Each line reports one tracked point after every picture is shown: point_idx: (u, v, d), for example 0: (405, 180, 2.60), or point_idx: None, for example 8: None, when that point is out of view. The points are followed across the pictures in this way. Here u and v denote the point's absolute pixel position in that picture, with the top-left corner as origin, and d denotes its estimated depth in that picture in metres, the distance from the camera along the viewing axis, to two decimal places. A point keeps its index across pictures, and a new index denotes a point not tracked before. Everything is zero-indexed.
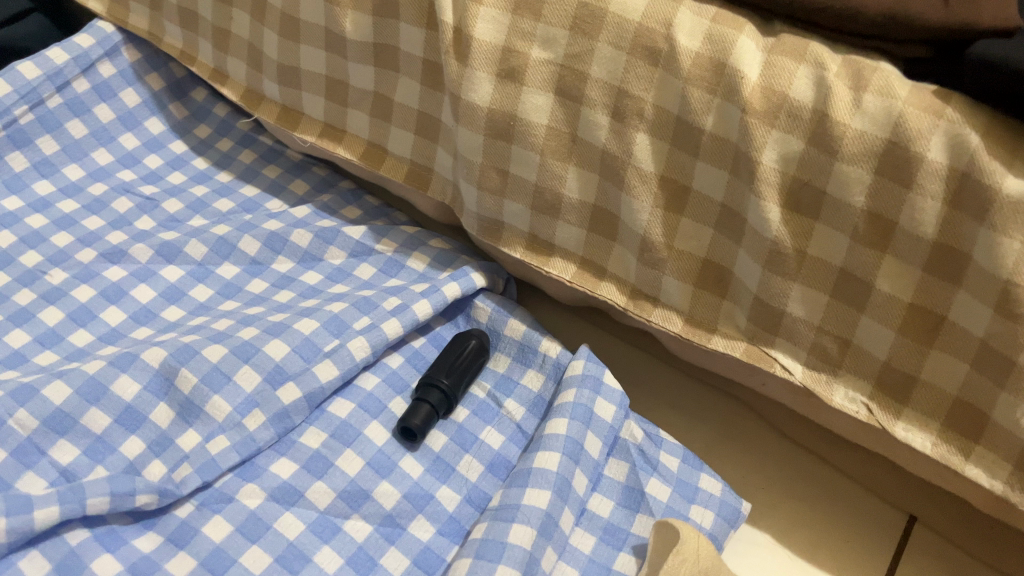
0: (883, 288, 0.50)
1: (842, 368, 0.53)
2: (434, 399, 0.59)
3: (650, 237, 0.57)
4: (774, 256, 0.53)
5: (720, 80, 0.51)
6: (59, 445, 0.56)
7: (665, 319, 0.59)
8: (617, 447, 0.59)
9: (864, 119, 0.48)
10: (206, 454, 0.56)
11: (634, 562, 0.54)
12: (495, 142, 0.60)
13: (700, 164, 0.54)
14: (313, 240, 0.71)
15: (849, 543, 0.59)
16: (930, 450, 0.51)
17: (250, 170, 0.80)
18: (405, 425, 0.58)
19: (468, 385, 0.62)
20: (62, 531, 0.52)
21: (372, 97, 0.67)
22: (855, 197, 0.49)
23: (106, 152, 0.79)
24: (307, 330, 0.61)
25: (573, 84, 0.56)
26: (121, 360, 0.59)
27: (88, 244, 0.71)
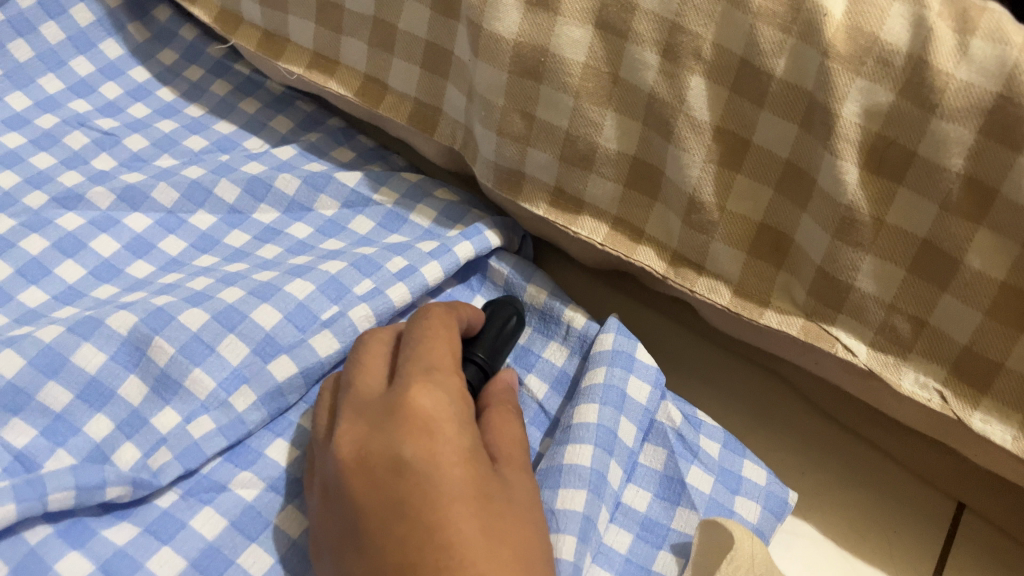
0: (973, 265, 0.43)
1: (912, 351, 0.47)
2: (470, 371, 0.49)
3: (700, 197, 0.50)
4: (847, 224, 0.46)
5: (797, 17, 0.44)
6: (11, 425, 0.48)
7: (711, 289, 0.52)
8: (652, 431, 0.53)
9: (970, 68, 0.40)
10: (187, 437, 0.49)
11: (676, 563, 0.49)
12: (522, 81, 0.52)
13: (764, 114, 0.47)
14: (301, 187, 0.63)
15: (895, 535, 0.54)
16: (1011, 445, 0.45)
17: (225, 103, 0.70)
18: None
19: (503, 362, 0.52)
20: (21, 530, 0.44)
21: (371, 23, 0.59)
22: (952, 159, 0.42)
23: (55, 78, 0.69)
24: (301, 294, 0.54)
25: (619, 16, 0.48)
26: (81, 327, 0.51)
27: (38, 185, 0.61)
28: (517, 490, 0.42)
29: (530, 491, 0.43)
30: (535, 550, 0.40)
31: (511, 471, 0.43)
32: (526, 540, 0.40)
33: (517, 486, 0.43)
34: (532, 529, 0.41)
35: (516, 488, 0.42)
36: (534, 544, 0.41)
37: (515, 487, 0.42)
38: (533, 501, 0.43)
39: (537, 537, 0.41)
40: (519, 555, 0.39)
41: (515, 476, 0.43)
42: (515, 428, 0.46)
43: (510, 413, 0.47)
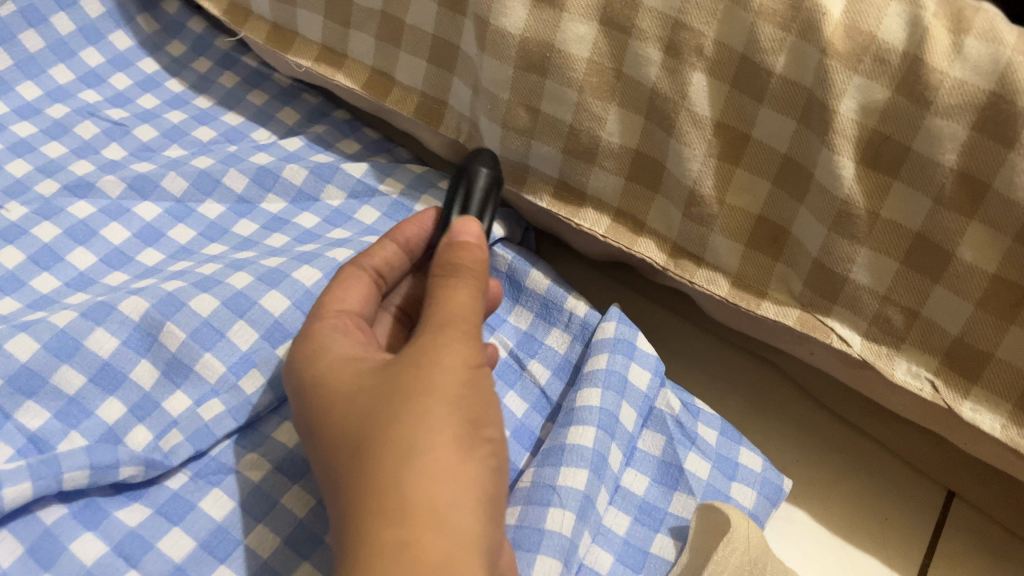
0: (964, 257, 0.44)
1: (905, 341, 0.48)
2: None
3: (700, 190, 0.51)
4: (842, 217, 0.47)
5: (797, 15, 0.45)
6: (25, 408, 0.49)
7: (710, 281, 0.54)
8: (651, 417, 0.54)
9: (964, 67, 0.42)
10: (198, 419, 0.50)
11: (673, 545, 0.50)
12: (527, 75, 0.53)
13: (764, 110, 0.48)
14: (308, 177, 0.64)
15: (887, 522, 0.56)
16: (999, 433, 0.46)
17: (233, 95, 0.72)
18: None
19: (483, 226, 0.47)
20: (36, 509, 0.46)
21: (379, 17, 0.60)
22: (945, 155, 0.43)
23: (65, 68, 0.70)
24: (309, 281, 0.55)
25: (623, 13, 0.50)
26: (94, 312, 0.51)
27: (49, 174, 0.62)
28: (420, 389, 0.36)
29: (447, 383, 0.36)
30: (416, 467, 0.34)
31: (419, 359, 0.37)
32: (404, 458, 0.34)
33: (422, 380, 0.36)
34: (425, 435, 0.35)
35: (418, 384, 0.36)
36: (420, 460, 0.34)
37: (415, 386, 0.36)
38: (443, 405, 0.36)
39: (430, 445, 0.35)
40: (390, 486, 0.34)
41: (422, 364, 0.37)
42: (460, 295, 0.39)
43: (447, 281, 0.40)
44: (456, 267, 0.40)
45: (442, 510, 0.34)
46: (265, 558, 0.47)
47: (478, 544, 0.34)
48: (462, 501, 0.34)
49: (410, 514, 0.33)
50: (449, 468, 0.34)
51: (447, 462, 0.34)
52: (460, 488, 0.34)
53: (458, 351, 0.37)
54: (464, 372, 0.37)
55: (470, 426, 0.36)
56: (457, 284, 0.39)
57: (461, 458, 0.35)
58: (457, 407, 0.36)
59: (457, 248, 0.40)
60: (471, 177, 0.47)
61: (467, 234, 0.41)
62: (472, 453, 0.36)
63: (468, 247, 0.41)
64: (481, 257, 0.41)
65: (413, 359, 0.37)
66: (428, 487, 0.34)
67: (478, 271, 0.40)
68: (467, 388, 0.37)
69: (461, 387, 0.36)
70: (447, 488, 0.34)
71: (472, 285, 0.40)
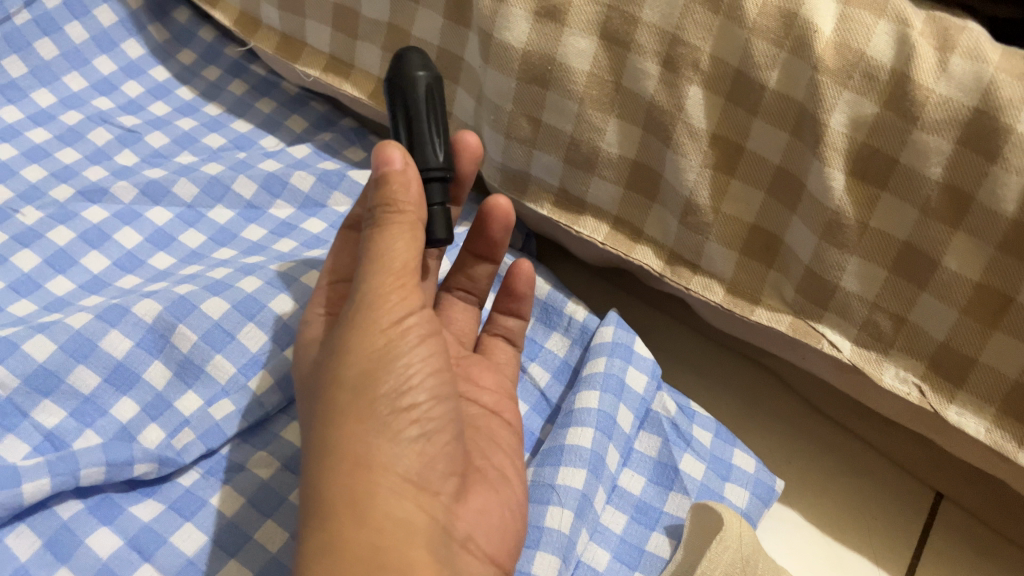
0: (950, 266, 0.46)
1: (893, 347, 0.50)
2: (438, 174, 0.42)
3: (696, 200, 0.53)
4: (833, 226, 0.48)
5: (790, 32, 0.47)
6: (42, 407, 0.50)
7: (706, 287, 0.55)
8: (648, 419, 0.56)
9: (949, 84, 0.43)
10: (209, 419, 0.52)
11: (668, 543, 0.52)
12: (530, 87, 0.55)
13: (758, 122, 0.50)
14: (316, 184, 0.66)
15: (877, 521, 0.57)
16: (983, 436, 0.48)
17: (242, 103, 0.74)
18: (440, 235, 0.42)
19: (444, 136, 0.42)
20: (53, 504, 0.48)
21: (386, 29, 0.62)
22: (932, 168, 0.45)
23: (79, 76, 0.72)
24: (316, 285, 0.58)
25: (622, 28, 0.51)
26: (109, 314, 0.53)
27: (64, 179, 0.64)
28: (333, 376, 0.39)
29: (360, 364, 0.39)
30: (333, 463, 0.38)
31: (341, 342, 0.40)
32: (324, 455, 0.38)
33: (337, 366, 0.39)
34: (336, 431, 0.38)
35: (335, 371, 0.39)
36: (336, 456, 0.38)
37: (332, 375, 0.40)
38: (351, 393, 0.39)
39: (340, 437, 0.38)
40: (314, 486, 0.38)
41: (339, 348, 0.40)
42: (391, 246, 0.39)
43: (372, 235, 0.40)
44: (378, 214, 0.40)
45: (358, 500, 0.37)
46: (273, 553, 0.49)
47: (403, 522, 0.37)
48: (378, 486, 0.37)
49: (329, 510, 0.37)
50: (360, 457, 0.38)
51: (358, 450, 0.38)
52: (375, 476, 0.38)
53: (373, 320, 0.39)
54: (377, 343, 0.39)
55: (389, 398, 0.39)
56: (379, 233, 0.40)
57: (376, 444, 0.38)
58: (366, 391, 0.39)
59: (377, 187, 0.40)
60: (410, 87, 0.42)
61: (392, 167, 0.39)
62: (391, 429, 0.38)
63: (390, 179, 0.39)
64: (407, 187, 0.40)
65: (335, 342, 0.40)
66: (349, 480, 0.37)
67: (406, 208, 0.40)
68: (381, 362, 0.39)
69: (371, 364, 0.39)
70: (362, 477, 0.37)
71: (399, 227, 0.39)
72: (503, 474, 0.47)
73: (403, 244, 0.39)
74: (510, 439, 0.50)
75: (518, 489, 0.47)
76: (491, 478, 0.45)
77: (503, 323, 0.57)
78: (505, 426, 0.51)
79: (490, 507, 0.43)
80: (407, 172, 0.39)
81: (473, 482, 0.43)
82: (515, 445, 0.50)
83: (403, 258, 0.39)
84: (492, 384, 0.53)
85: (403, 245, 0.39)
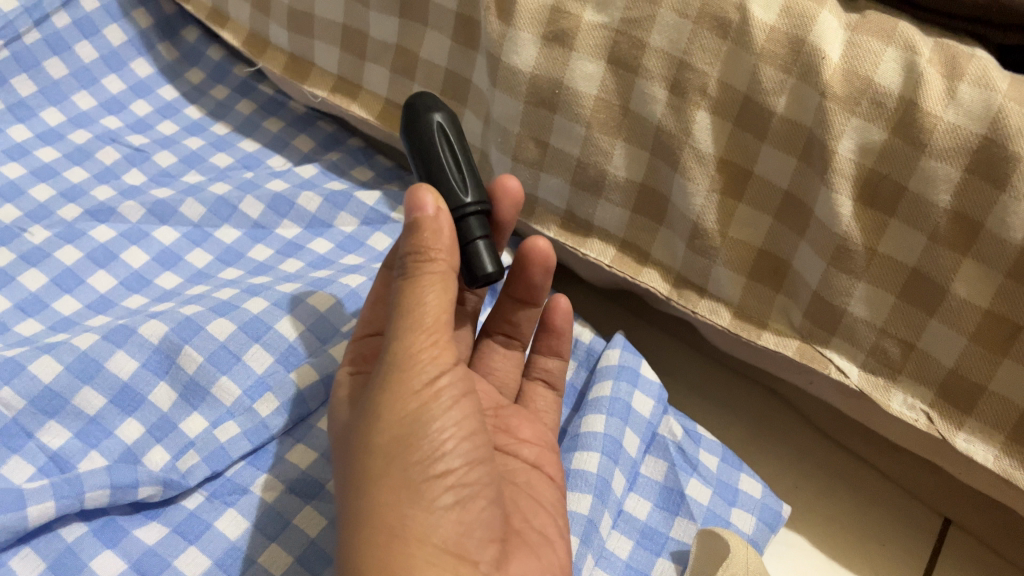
0: (959, 293, 0.46)
1: (902, 373, 0.49)
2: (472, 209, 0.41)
3: (703, 224, 0.53)
4: (841, 252, 0.48)
5: (797, 58, 0.47)
6: (48, 427, 0.50)
7: (713, 311, 0.55)
8: (655, 443, 0.56)
9: (958, 111, 0.43)
10: (214, 441, 0.52)
11: (674, 569, 0.52)
12: (537, 111, 0.55)
13: (765, 148, 0.50)
14: (323, 205, 0.66)
15: (885, 547, 0.57)
16: (993, 464, 0.47)
17: (250, 122, 0.74)
18: (489, 271, 0.41)
19: (466, 171, 0.42)
20: (58, 527, 0.47)
21: (394, 50, 0.62)
22: (940, 196, 0.44)
23: (88, 95, 0.73)
24: (322, 306, 0.58)
25: (629, 52, 0.52)
26: (115, 335, 0.53)
27: (71, 198, 0.65)
28: (365, 444, 0.38)
29: (391, 430, 0.37)
30: (367, 534, 0.36)
31: (372, 404, 0.38)
32: (357, 527, 0.37)
33: (369, 433, 0.38)
34: (369, 502, 0.37)
35: (367, 438, 0.38)
36: (370, 528, 0.36)
37: (364, 446, 0.38)
38: (384, 462, 0.37)
39: (375, 507, 0.36)
40: (349, 560, 0.36)
41: (370, 414, 0.38)
42: (420, 294, 0.38)
43: (406, 286, 0.38)
44: (409, 265, 0.38)
45: (394, 573, 0.35)
46: None
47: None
48: (415, 558, 0.35)
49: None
50: (394, 527, 0.36)
51: (392, 521, 0.36)
52: (411, 546, 0.35)
53: (403, 383, 0.37)
54: (409, 408, 0.37)
55: (424, 465, 0.37)
56: (410, 283, 0.38)
57: (409, 514, 0.36)
58: (399, 459, 0.37)
59: (409, 234, 0.39)
60: (424, 132, 0.42)
61: (423, 211, 0.38)
62: (426, 498, 0.36)
63: (421, 226, 0.38)
64: (439, 232, 0.38)
65: (366, 408, 0.39)
66: (383, 551, 0.35)
67: (437, 256, 0.38)
68: (414, 427, 0.37)
69: (403, 430, 0.37)
70: (398, 548, 0.35)
71: (431, 277, 0.38)
72: (545, 536, 0.43)
73: (436, 293, 0.38)
74: (554, 497, 0.48)
75: (560, 551, 0.44)
76: (532, 540, 0.42)
77: (542, 365, 0.56)
78: (547, 482, 0.48)
79: (530, 570, 0.39)
80: (438, 216, 0.38)
81: (514, 547, 0.40)
82: (557, 500, 0.47)
83: (435, 311, 0.38)
84: (532, 436, 0.51)
85: (435, 297, 0.38)
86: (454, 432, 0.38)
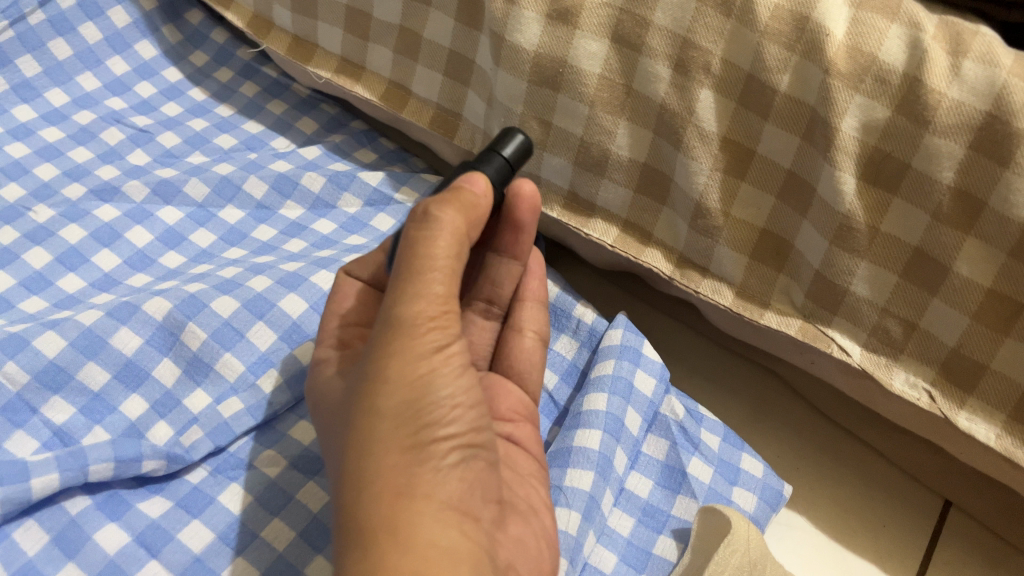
0: (962, 272, 0.45)
1: (903, 352, 0.49)
2: (484, 162, 0.43)
3: (706, 203, 0.53)
4: (843, 231, 0.48)
5: (802, 36, 0.47)
6: (52, 402, 0.50)
7: (715, 290, 0.55)
8: (656, 422, 0.56)
9: (962, 88, 0.43)
10: (218, 416, 0.52)
11: (675, 546, 0.52)
12: (540, 90, 0.55)
13: (769, 127, 0.50)
14: (326, 185, 0.66)
15: (884, 528, 0.57)
16: (994, 442, 0.47)
17: (254, 104, 0.75)
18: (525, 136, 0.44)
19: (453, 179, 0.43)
20: (62, 500, 0.48)
21: (398, 31, 0.62)
22: (944, 172, 0.44)
23: (92, 76, 0.73)
24: (326, 285, 0.58)
25: (633, 30, 0.52)
26: (119, 311, 0.53)
27: (75, 178, 0.65)
28: (369, 406, 0.37)
29: (399, 394, 0.36)
30: (373, 493, 0.36)
31: (376, 365, 0.37)
32: (361, 485, 0.36)
33: (373, 395, 0.37)
34: (376, 460, 0.36)
35: (370, 399, 0.37)
36: (375, 486, 0.36)
37: (368, 406, 0.37)
38: (391, 424, 0.36)
39: (380, 468, 0.36)
40: (353, 518, 0.36)
41: (373, 375, 0.37)
42: (433, 250, 0.37)
43: (420, 237, 0.38)
44: (427, 217, 0.38)
45: (400, 528, 0.35)
46: (280, 552, 0.48)
47: (449, 551, 0.34)
48: (422, 516, 0.35)
49: (372, 543, 0.35)
50: (401, 487, 0.36)
51: (399, 480, 0.36)
52: (419, 504, 0.35)
53: (412, 346, 0.37)
54: (416, 371, 0.37)
55: (432, 427, 0.36)
56: (426, 235, 0.38)
57: (415, 474, 0.36)
58: (408, 420, 0.36)
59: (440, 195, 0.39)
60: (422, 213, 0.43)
61: (473, 188, 0.40)
62: (433, 458, 0.36)
63: (461, 193, 0.39)
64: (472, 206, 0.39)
65: (367, 371, 0.38)
66: (389, 510, 0.35)
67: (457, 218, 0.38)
68: (422, 390, 0.36)
69: (412, 395, 0.36)
70: (405, 507, 0.35)
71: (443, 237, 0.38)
72: (531, 507, 0.44)
73: (449, 253, 0.38)
74: (531, 465, 0.48)
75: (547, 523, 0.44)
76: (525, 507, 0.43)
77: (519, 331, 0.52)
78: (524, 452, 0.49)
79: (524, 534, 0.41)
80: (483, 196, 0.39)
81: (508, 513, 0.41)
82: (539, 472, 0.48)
83: (445, 274, 0.37)
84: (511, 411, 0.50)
85: (448, 257, 0.38)
86: (462, 397, 0.37)
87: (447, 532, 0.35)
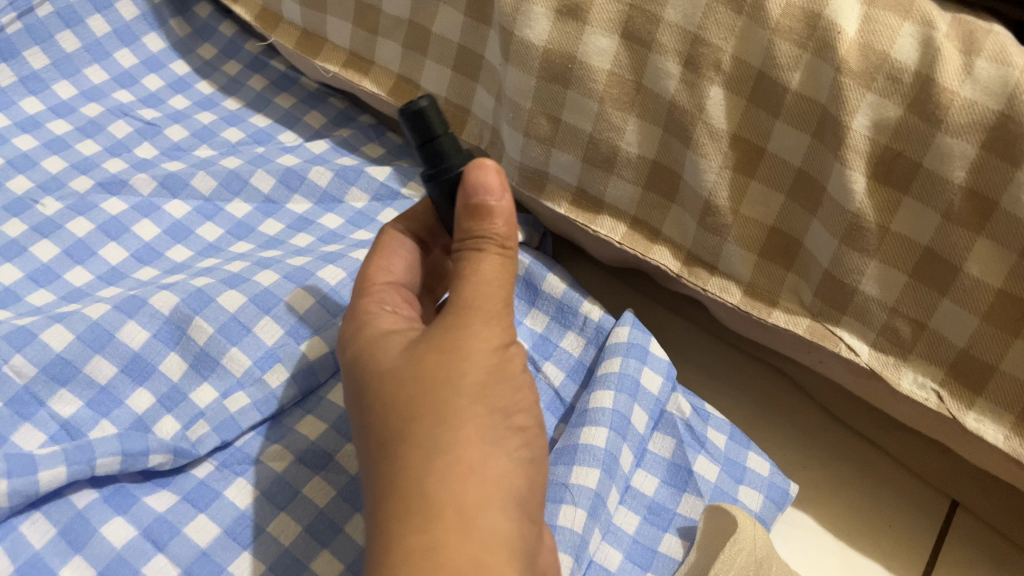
0: (972, 272, 0.45)
1: (912, 352, 0.49)
2: (448, 152, 0.42)
3: (715, 201, 0.53)
4: (853, 230, 0.48)
5: (814, 33, 0.46)
6: (59, 395, 0.50)
7: (723, 289, 0.55)
8: (662, 421, 0.56)
9: (974, 87, 0.43)
10: (224, 411, 0.52)
11: (681, 545, 0.52)
12: (550, 86, 0.55)
13: (779, 125, 0.49)
14: (334, 180, 0.66)
15: (892, 528, 0.57)
16: (1002, 443, 0.47)
17: (262, 98, 0.74)
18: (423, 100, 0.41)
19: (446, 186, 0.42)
20: (69, 493, 0.48)
21: (406, 26, 0.62)
22: (955, 172, 0.44)
23: (101, 69, 0.73)
24: (332, 280, 0.58)
25: (643, 26, 0.51)
26: (127, 305, 0.53)
27: (83, 171, 0.65)
28: (449, 379, 0.36)
29: (476, 375, 0.36)
30: (444, 463, 0.34)
31: (456, 342, 0.37)
32: (431, 453, 0.35)
33: (455, 369, 0.36)
34: (450, 432, 0.35)
35: (449, 371, 0.36)
36: (448, 457, 0.34)
37: (445, 377, 0.36)
38: (469, 401, 0.36)
39: (456, 440, 0.35)
40: (415, 484, 0.34)
41: (456, 351, 0.37)
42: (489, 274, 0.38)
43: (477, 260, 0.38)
44: (478, 244, 0.39)
45: (468, 508, 0.34)
46: (286, 546, 0.48)
47: (508, 542, 0.34)
48: (489, 500, 0.34)
49: (434, 514, 0.33)
50: (476, 464, 0.35)
51: (475, 457, 0.35)
52: (487, 488, 0.34)
53: (484, 334, 0.38)
54: (491, 358, 0.37)
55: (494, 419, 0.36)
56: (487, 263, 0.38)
57: (489, 458, 0.35)
58: (485, 403, 0.36)
59: (474, 218, 0.38)
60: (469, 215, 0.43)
61: (492, 198, 0.38)
62: (505, 445, 0.36)
63: (490, 211, 0.38)
64: (505, 220, 0.39)
65: (446, 343, 0.37)
66: (459, 486, 0.34)
67: (505, 241, 0.39)
68: (494, 376, 0.37)
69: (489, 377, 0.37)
70: (476, 486, 0.34)
71: (495, 262, 0.39)
72: None
73: (503, 276, 0.39)
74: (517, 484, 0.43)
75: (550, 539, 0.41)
76: None
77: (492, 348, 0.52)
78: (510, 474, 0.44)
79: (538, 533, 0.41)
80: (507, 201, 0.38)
81: None
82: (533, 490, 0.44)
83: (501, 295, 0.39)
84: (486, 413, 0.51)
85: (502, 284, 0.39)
86: (527, 391, 0.38)
87: (508, 524, 0.34)
